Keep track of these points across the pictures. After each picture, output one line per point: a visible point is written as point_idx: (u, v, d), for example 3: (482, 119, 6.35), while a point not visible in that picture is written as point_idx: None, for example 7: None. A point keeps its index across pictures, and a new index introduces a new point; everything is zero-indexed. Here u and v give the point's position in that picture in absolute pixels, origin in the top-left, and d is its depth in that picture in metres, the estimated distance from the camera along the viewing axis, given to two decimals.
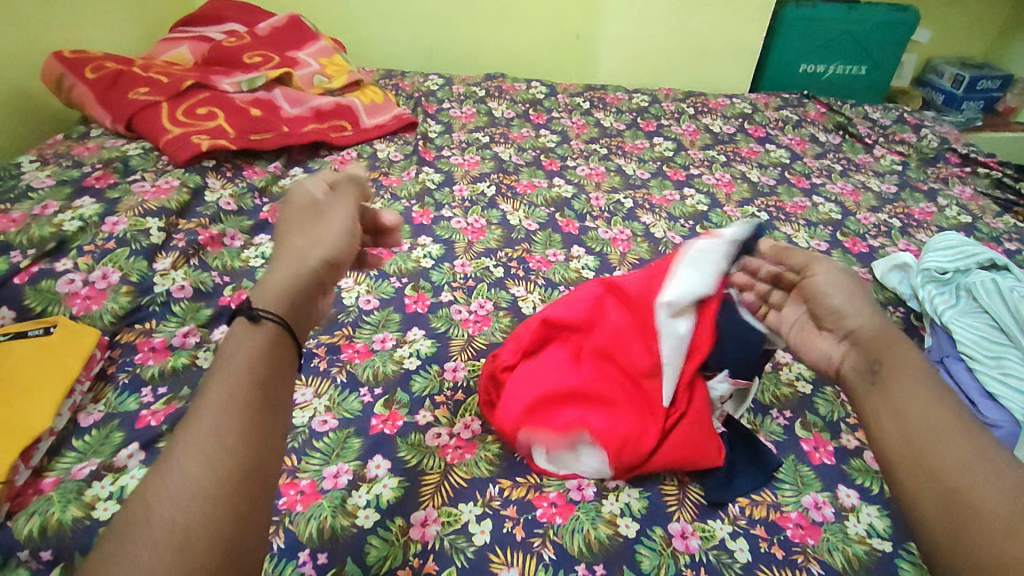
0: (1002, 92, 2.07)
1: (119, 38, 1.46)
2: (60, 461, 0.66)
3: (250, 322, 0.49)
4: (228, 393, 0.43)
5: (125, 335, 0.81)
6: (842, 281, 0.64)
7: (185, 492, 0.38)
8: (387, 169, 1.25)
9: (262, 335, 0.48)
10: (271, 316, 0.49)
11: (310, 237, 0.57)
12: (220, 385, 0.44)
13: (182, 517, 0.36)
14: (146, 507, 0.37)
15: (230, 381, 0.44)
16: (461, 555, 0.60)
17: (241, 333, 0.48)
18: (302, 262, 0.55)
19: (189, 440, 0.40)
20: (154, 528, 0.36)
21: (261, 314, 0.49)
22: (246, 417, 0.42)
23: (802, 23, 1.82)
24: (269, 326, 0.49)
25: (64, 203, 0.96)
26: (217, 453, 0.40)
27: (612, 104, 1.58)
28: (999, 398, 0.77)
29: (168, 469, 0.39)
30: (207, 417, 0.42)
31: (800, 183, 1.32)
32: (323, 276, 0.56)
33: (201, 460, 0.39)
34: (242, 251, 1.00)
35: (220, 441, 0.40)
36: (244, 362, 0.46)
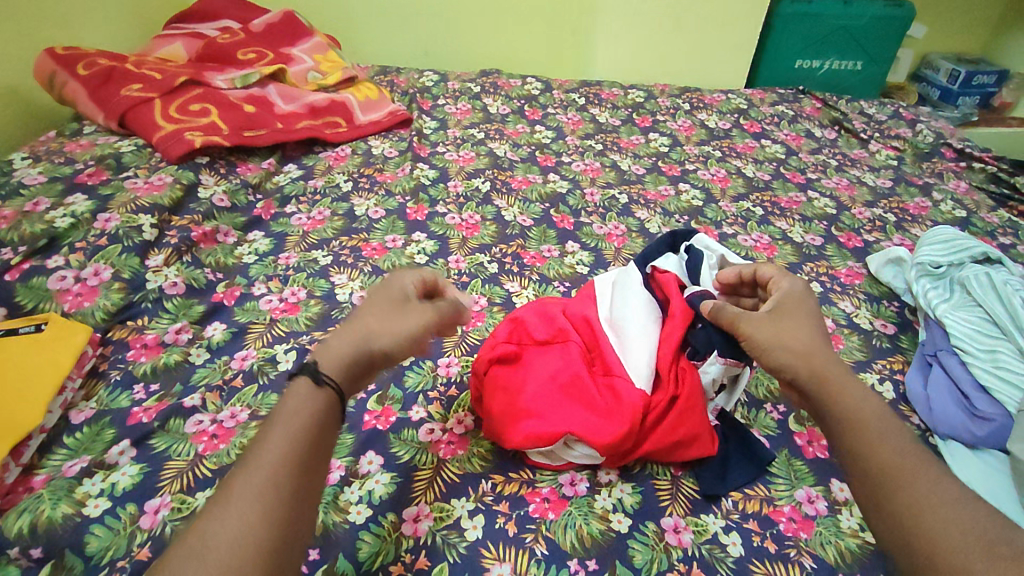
0: (997, 87, 2.07)
1: (113, 34, 1.46)
2: (51, 458, 0.66)
3: (312, 382, 0.50)
4: (286, 448, 0.46)
5: (117, 332, 0.81)
6: (770, 329, 0.61)
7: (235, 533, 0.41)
8: (382, 165, 1.25)
9: (324, 400, 0.50)
10: (329, 384, 0.50)
11: (384, 321, 0.57)
12: (280, 438, 0.46)
13: (225, 569, 0.39)
14: (195, 552, 0.39)
15: (293, 434, 0.47)
16: (453, 550, 0.60)
17: (303, 389, 0.50)
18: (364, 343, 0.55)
19: (245, 488, 0.43)
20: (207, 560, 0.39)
21: (325, 380, 0.50)
22: (298, 476, 0.45)
23: (798, 18, 1.81)
24: (328, 392, 0.50)
25: (55, 200, 0.96)
26: (270, 508, 0.42)
27: (607, 100, 1.58)
28: (992, 392, 0.77)
29: (223, 515, 0.41)
30: (263, 468, 0.44)
31: (796, 178, 1.32)
32: (376, 361, 0.55)
33: (256, 506, 0.42)
34: (236, 248, 1.00)
35: (275, 495, 0.43)
36: (309, 418, 0.48)
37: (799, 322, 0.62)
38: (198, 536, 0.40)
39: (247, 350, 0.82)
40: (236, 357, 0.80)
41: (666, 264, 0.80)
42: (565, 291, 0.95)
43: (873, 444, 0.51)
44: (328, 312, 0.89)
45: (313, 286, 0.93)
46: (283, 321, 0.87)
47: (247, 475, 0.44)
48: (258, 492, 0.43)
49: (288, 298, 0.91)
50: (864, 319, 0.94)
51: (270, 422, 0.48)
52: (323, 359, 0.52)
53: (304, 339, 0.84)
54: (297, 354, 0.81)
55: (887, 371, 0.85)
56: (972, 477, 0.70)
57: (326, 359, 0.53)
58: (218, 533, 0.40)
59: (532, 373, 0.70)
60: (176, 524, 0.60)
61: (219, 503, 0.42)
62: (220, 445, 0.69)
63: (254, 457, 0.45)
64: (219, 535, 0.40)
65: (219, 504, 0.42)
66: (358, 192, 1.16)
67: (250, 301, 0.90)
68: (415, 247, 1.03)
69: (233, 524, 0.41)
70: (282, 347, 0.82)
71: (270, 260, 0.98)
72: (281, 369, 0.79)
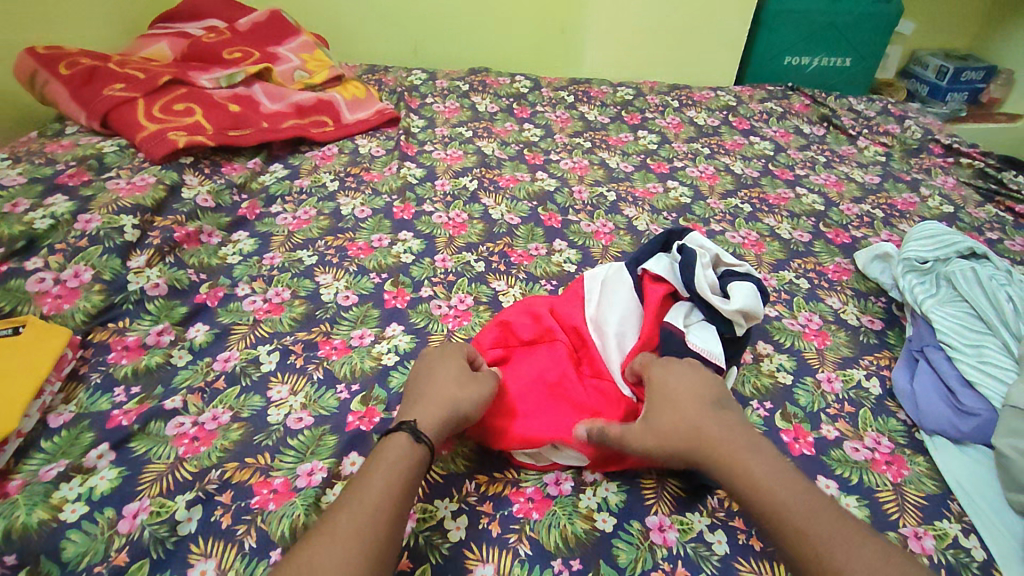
0: (985, 83, 2.08)
1: (96, 34, 1.45)
2: (27, 463, 0.65)
3: (411, 439, 0.59)
4: (387, 494, 0.54)
5: (97, 334, 0.80)
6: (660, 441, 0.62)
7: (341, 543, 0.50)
8: (369, 164, 1.24)
9: (420, 454, 0.59)
10: (426, 441, 0.60)
11: (464, 388, 0.66)
12: (381, 482, 0.55)
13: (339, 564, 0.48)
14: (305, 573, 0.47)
15: (389, 475, 0.56)
16: (436, 551, 0.59)
17: (403, 440, 0.59)
18: (453, 405, 0.64)
19: (349, 523, 0.51)
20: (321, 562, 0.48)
21: (423, 437, 0.59)
22: (394, 520, 0.53)
23: (786, 15, 1.82)
24: (424, 449, 0.59)
25: (35, 201, 0.95)
26: (367, 543, 0.50)
27: (597, 97, 1.58)
28: (977, 386, 0.77)
29: (329, 545, 0.49)
30: (366, 508, 0.53)
31: (784, 175, 1.32)
32: (457, 426, 0.64)
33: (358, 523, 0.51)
34: (220, 248, 0.99)
35: (373, 532, 0.51)
36: (404, 465, 0.57)
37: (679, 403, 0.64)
38: (308, 560, 0.48)
39: (229, 351, 0.81)
40: (218, 359, 0.80)
41: (656, 267, 0.78)
42: (552, 289, 0.94)
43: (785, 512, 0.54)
44: (312, 313, 0.88)
45: (298, 286, 0.92)
46: (267, 321, 0.86)
47: (351, 512, 0.52)
48: (359, 527, 0.51)
49: (272, 298, 0.90)
50: (852, 315, 0.94)
51: (373, 466, 0.57)
52: (419, 420, 0.62)
53: (288, 339, 0.83)
54: (280, 355, 0.80)
55: (874, 366, 0.85)
56: (958, 473, 0.70)
57: (423, 420, 0.62)
58: (322, 559, 0.48)
59: (518, 375, 0.72)
60: (154, 529, 0.60)
61: (325, 533, 0.50)
62: (201, 448, 0.68)
63: (361, 487, 0.55)
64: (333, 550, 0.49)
65: (326, 534, 0.50)
66: (345, 191, 1.15)
67: (233, 301, 0.89)
68: (401, 246, 1.02)
69: (339, 553, 0.49)
70: (265, 348, 0.81)
71: (255, 260, 0.97)
72: (263, 370, 0.78)
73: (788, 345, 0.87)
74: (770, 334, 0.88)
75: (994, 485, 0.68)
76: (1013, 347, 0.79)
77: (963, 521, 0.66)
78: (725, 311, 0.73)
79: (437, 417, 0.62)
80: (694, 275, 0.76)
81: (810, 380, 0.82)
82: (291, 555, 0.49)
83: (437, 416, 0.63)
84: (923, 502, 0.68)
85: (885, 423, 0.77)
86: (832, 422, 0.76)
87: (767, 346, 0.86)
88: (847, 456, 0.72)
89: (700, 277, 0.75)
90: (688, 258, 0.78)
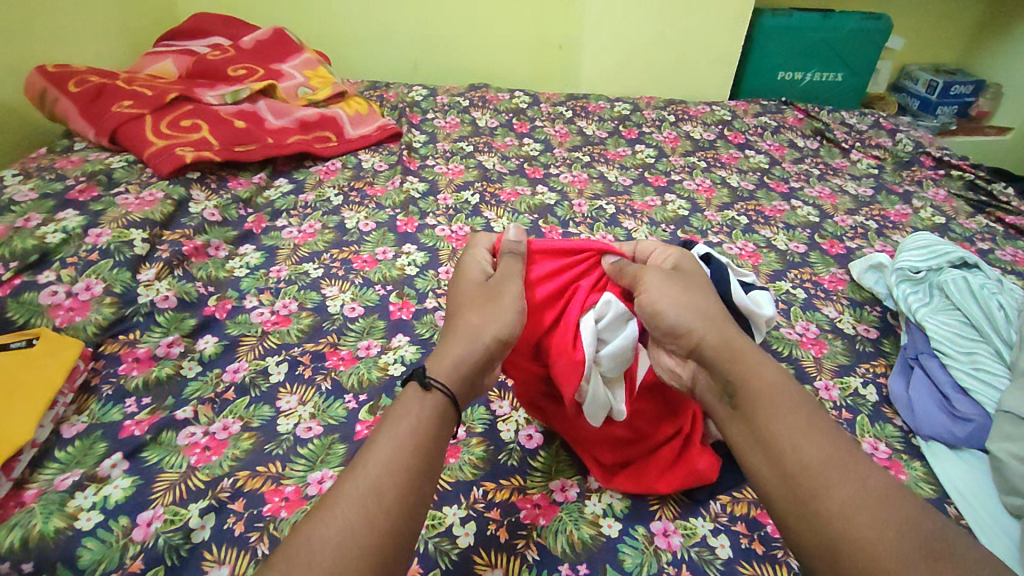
0: (974, 97, 2.12)
1: (103, 53, 1.48)
2: (42, 472, 0.66)
3: (421, 388, 0.55)
4: (394, 457, 0.49)
5: (108, 346, 0.82)
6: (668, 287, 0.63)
7: (347, 511, 0.45)
8: (372, 179, 1.26)
9: (431, 405, 0.54)
10: (437, 386, 0.55)
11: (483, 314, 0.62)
12: (389, 441, 0.50)
13: (346, 537, 0.44)
14: (303, 556, 0.42)
15: (396, 434, 0.51)
16: (445, 557, 0.60)
17: (412, 394, 0.55)
18: (470, 337, 0.60)
19: (353, 492, 0.47)
20: (326, 532, 0.44)
21: (432, 384, 0.55)
22: (404, 484, 0.48)
23: (779, 31, 1.86)
24: (436, 397, 0.54)
25: (46, 216, 0.96)
26: (374, 513, 0.46)
27: (594, 112, 1.61)
28: (971, 393, 0.79)
29: (329, 518, 0.45)
30: (369, 475, 0.48)
31: (779, 187, 1.34)
32: (494, 352, 0.60)
33: (364, 489, 0.47)
34: (227, 261, 1.01)
35: (378, 502, 0.46)
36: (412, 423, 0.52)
37: (698, 283, 0.65)
38: (306, 538, 0.44)
39: (239, 362, 0.82)
40: (227, 370, 0.81)
41: None
42: None
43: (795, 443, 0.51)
44: (318, 324, 0.89)
45: (304, 298, 0.94)
46: (275, 333, 0.87)
47: (356, 479, 0.47)
48: (362, 498, 0.46)
49: (280, 310, 0.91)
50: (848, 324, 0.96)
51: (381, 426, 0.52)
52: (432, 365, 0.57)
53: (296, 351, 0.84)
54: (288, 365, 0.82)
55: (870, 374, 0.87)
56: (955, 479, 0.71)
57: (435, 361, 0.58)
58: (332, 530, 0.44)
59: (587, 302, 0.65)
60: (169, 536, 0.60)
61: (327, 506, 0.46)
62: (213, 457, 0.69)
63: (368, 449, 0.50)
64: (334, 530, 0.44)
65: (328, 507, 0.46)
66: (349, 206, 1.17)
67: (241, 313, 0.90)
68: (405, 259, 1.04)
69: (339, 528, 0.44)
70: (273, 359, 0.83)
71: (261, 273, 0.99)
72: (272, 381, 0.79)
73: (786, 354, 0.88)
74: (769, 343, 0.90)
75: (990, 489, 0.70)
76: (1004, 353, 0.82)
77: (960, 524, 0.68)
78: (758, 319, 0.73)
79: (453, 353, 0.58)
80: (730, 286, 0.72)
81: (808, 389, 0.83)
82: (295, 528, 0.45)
83: (455, 352, 0.58)
84: None
85: (882, 429, 0.79)
86: None
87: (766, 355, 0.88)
88: None
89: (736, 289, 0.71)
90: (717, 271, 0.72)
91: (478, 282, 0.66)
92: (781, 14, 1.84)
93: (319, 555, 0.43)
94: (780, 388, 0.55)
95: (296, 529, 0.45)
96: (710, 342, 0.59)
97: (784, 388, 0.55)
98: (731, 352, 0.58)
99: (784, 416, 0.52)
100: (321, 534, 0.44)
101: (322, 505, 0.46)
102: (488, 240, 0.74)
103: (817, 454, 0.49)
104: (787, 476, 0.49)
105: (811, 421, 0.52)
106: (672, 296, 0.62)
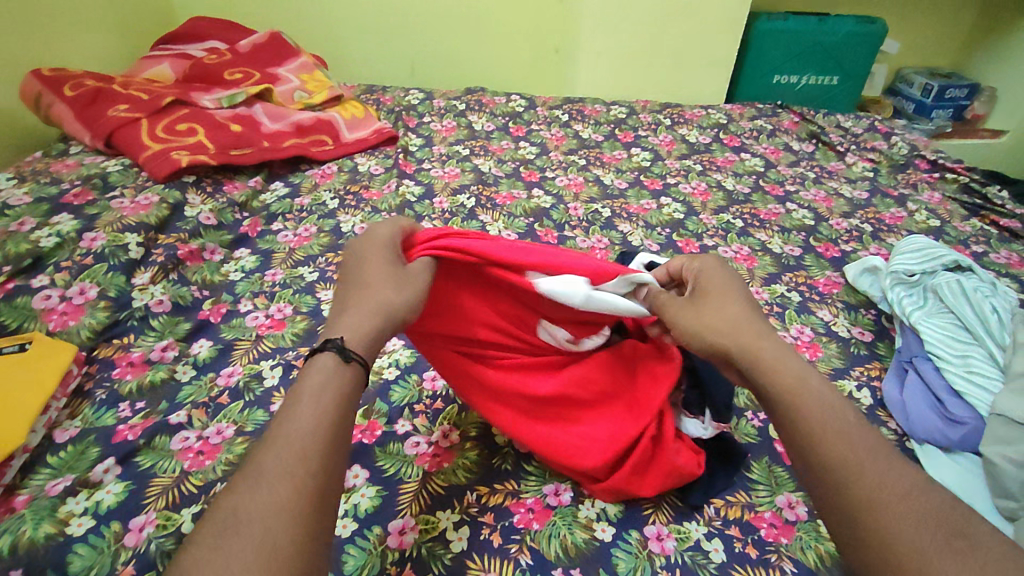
0: (969, 100, 2.13)
1: (99, 57, 1.48)
2: (33, 478, 0.66)
3: (338, 358, 0.49)
4: (315, 428, 0.45)
5: (102, 350, 0.81)
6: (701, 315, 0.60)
7: (268, 484, 0.42)
8: (368, 183, 1.26)
9: (351, 375, 0.49)
10: (356, 358, 0.50)
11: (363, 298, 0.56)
12: (309, 408, 0.46)
13: (269, 509, 0.40)
14: (230, 532, 0.39)
15: (316, 402, 0.46)
16: (438, 562, 0.60)
17: (326, 362, 0.49)
18: (386, 310, 0.54)
19: (272, 463, 0.43)
20: (248, 505, 0.41)
21: (352, 354, 0.50)
22: (328, 453, 0.44)
23: (774, 35, 1.87)
24: (355, 367, 0.50)
25: (40, 220, 0.96)
26: (296, 481, 0.42)
27: (590, 116, 1.61)
28: (965, 395, 0.79)
29: (252, 491, 0.41)
30: (290, 445, 0.43)
31: (774, 190, 1.35)
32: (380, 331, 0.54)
33: (284, 458, 0.43)
34: (222, 265, 1.01)
35: (305, 470, 0.42)
36: (331, 390, 0.48)
37: (726, 297, 0.61)
38: (231, 510, 0.40)
39: (234, 366, 0.82)
40: (222, 374, 0.81)
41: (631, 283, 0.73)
42: None
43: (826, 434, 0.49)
44: (314, 328, 0.89)
45: (299, 302, 0.94)
46: (269, 337, 0.87)
47: (275, 447, 0.43)
48: (283, 468, 0.42)
49: (274, 314, 0.91)
50: (842, 327, 0.96)
51: (295, 396, 0.47)
52: (348, 334, 0.51)
53: (291, 354, 0.84)
54: (283, 369, 0.82)
55: (865, 377, 0.87)
56: (949, 483, 0.71)
57: (351, 333, 0.52)
58: (252, 503, 0.41)
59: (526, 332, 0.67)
60: (161, 542, 0.60)
61: (248, 479, 0.42)
62: (206, 461, 0.69)
63: (284, 418, 0.45)
64: (252, 505, 0.41)
65: (249, 479, 0.42)
66: (345, 209, 1.17)
67: (236, 317, 0.91)
68: None
69: (262, 499, 0.41)
70: (268, 363, 0.83)
71: (257, 277, 0.99)
72: (266, 385, 0.79)
73: None
74: None
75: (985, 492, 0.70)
76: (998, 356, 0.82)
77: None
78: None
79: (368, 326, 0.53)
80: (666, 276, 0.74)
81: None
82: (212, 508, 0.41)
83: (371, 324, 0.53)
84: None
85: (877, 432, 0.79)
86: None
87: None
88: None
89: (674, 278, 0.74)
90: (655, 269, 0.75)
91: (386, 256, 0.60)
92: (776, 18, 1.85)
93: (244, 527, 0.40)
94: (817, 389, 0.52)
95: (218, 500, 0.42)
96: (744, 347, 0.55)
97: (820, 390, 0.52)
98: (766, 355, 0.54)
99: (816, 419, 0.50)
100: (245, 508, 0.41)
101: (240, 477, 0.43)
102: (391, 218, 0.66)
103: (853, 457, 0.47)
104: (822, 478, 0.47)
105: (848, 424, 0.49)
106: (702, 321, 0.59)
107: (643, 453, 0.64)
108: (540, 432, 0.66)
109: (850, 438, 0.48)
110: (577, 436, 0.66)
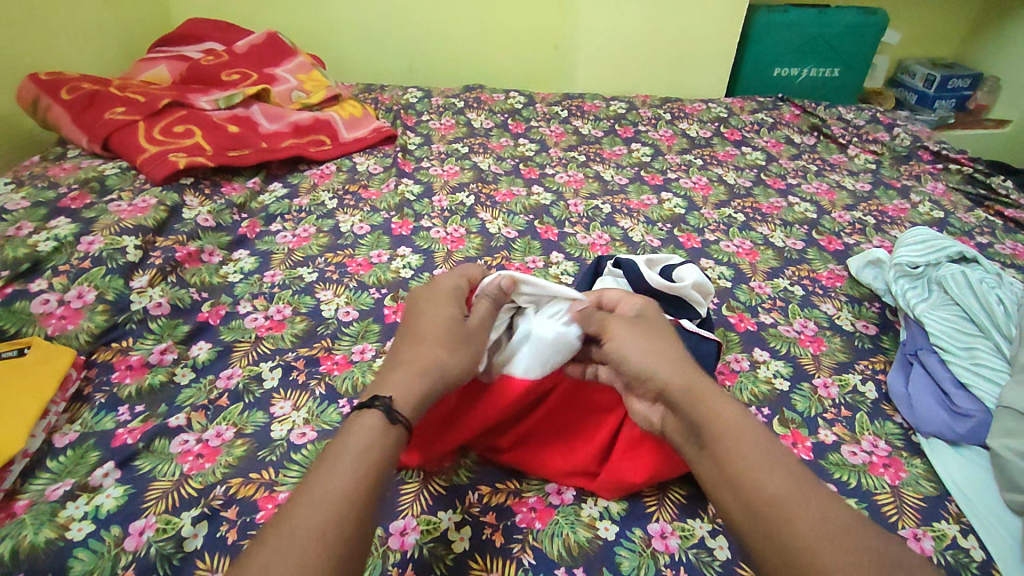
0: (972, 90, 2.12)
1: (96, 60, 1.48)
2: (33, 483, 0.66)
3: (385, 419, 0.54)
4: (354, 490, 0.49)
5: (101, 354, 0.81)
6: (634, 344, 0.63)
7: (301, 543, 0.44)
8: (366, 182, 1.26)
9: (393, 438, 0.54)
10: (402, 420, 0.55)
11: (417, 350, 0.63)
12: (349, 470, 0.50)
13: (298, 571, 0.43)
14: None
15: (356, 464, 0.50)
16: (440, 563, 0.60)
17: (374, 422, 0.54)
18: (437, 371, 0.61)
19: (308, 521, 0.46)
20: (279, 560, 0.43)
21: (398, 417, 0.55)
22: (361, 518, 0.48)
23: (773, 28, 1.86)
24: (398, 430, 0.54)
25: (38, 224, 0.96)
26: (328, 545, 0.45)
27: (589, 112, 1.60)
28: (970, 388, 0.78)
29: (284, 548, 0.44)
30: (329, 505, 0.47)
31: (776, 184, 1.34)
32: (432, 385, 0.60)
33: (320, 519, 0.46)
34: (221, 267, 1.00)
35: (337, 535, 0.46)
36: (368, 452, 0.52)
37: (658, 337, 0.64)
38: (260, 568, 0.43)
39: (232, 368, 0.81)
40: (221, 376, 0.80)
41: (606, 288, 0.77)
42: None
43: (754, 472, 0.51)
44: (313, 329, 0.89)
45: (299, 303, 0.93)
46: (269, 338, 0.87)
47: (310, 506, 0.47)
48: (318, 531, 0.45)
49: (273, 315, 0.91)
50: (846, 320, 0.95)
51: (340, 454, 0.51)
52: (397, 395, 0.57)
53: (290, 356, 0.83)
54: (282, 371, 0.81)
55: (869, 371, 0.86)
56: (958, 477, 0.70)
57: (399, 391, 0.58)
58: (280, 562, 0.43)
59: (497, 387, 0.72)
60: (160, 546, 0.60)
61: (281, 536, 0.45)
62: (205, 464, 0.69)
63: (325, 478, 0.49)
64: (282, 564, 0.43)
65: (282, 538, 0.45)
66: (343, 209, 1.17)
67: (235, 319, 0.90)
68: (400, 261, 1.03)
69: (293, 558, 0.43)
70: (267, 365, 0.82)
71: (255, 279, 0.98)
72: (266, 387, 0.79)
73: (784, 352, 0.88)
74: (767, 341, 0.89)
75: (992, 485, 0.69)
76: (1004, 348, 0.81)
77: (962, 521, 0.67)
78: (686, 288, 0.77)
79: (417, 388, 0.59)
80: (643, 276, 0.77)
81: (807, 386, 0.82)
82: (242, 560, 0.44)
83: (419, 384, 0.59)
84: (922, 503, 0.69)
85: (882, 426, 0.78)
86: (829, 427, 0.77)
87: (764, 353, 0.87)
88: (845, 460, 0.73)
89: (651, 275, 0.77)
90: (631, 271, 0.78)
91: (445, 313, 0.68)
92: (775, 10, 1.83)
93: None
94: (745, 424, 0.55)
95: (246, 556, 0.44)
96: (678, 386, 0.58)
97: (750, 427, 0.55)
98: (698, 394, 0.58)
99: (747, 453, 0.53)
100: (274, 564, 0.43)
101: (272, 532, 0.45)
102: (459, 272, 0.77)
103: (777, 485, 0.50)
104: (747, 508, 0.50)
105: (775, 456, 0.53)
106: (642, 359, 0.61)
107: (628, 437, 0.66)
108: (533, 451, 0.68)
109: (775, 467, 0.51)
110: (566, 444, 0.68)
